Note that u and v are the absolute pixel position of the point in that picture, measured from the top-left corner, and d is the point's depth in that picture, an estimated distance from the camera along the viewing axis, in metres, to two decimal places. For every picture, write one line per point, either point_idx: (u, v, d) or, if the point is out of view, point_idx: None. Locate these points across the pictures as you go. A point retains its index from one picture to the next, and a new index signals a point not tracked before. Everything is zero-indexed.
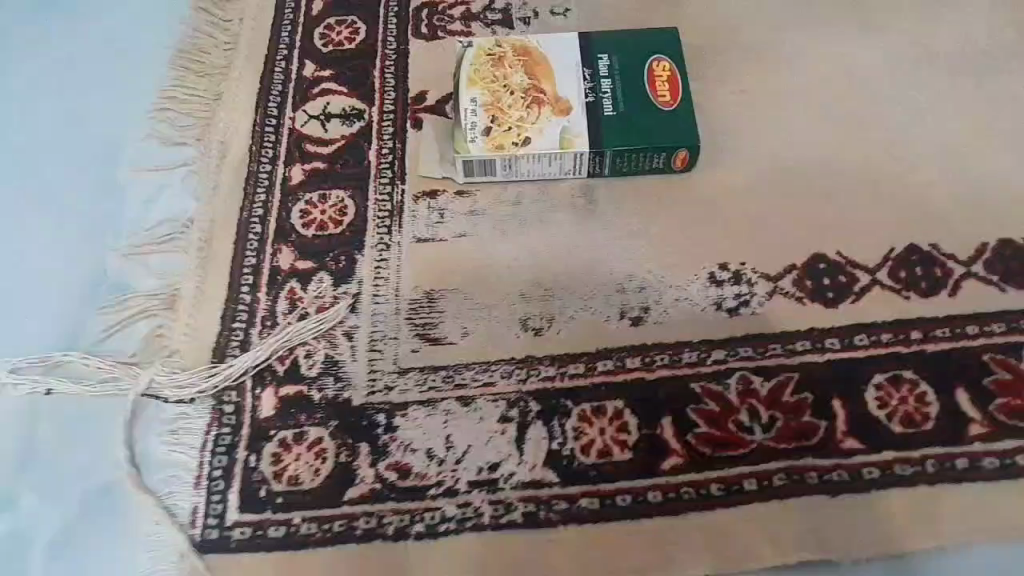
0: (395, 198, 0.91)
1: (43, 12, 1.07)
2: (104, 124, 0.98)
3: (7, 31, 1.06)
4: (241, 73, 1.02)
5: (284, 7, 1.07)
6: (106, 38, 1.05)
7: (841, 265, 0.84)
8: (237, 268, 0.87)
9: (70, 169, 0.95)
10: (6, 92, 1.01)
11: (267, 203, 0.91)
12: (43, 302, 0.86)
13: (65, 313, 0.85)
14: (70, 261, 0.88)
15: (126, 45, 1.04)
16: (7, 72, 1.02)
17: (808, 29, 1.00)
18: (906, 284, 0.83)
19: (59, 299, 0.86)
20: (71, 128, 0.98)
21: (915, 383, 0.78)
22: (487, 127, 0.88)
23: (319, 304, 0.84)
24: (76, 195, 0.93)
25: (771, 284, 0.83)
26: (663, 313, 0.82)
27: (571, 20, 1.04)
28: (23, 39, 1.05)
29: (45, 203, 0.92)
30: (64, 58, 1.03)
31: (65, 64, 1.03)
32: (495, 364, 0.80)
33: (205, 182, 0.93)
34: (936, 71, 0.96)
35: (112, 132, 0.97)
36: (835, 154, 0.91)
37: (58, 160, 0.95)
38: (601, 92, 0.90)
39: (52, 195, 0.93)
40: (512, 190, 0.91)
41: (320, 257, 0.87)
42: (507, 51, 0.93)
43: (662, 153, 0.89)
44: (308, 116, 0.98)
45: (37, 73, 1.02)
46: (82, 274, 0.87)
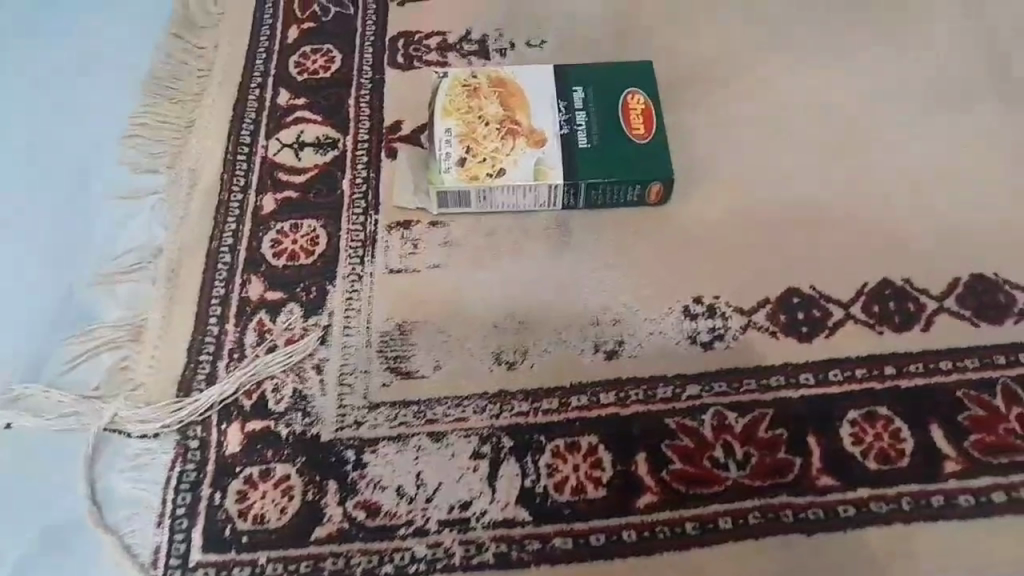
0: (368, 228, 0.90)
1: (43, 19, 1.07)
2: (84, 146, 0.96)
3: (10, 35, 1.06)
4: (214, 100, 1.00)
5: (259, 34, 1.06)
6: (93, 57, 1.04)
7: (816, 300, 0.84)
8: (205, 299, 0.85)
9: (55, 187, 0.93)
10: (9, 95, 1.01)
11: (237, 232, 0.90)
12: (44, 304, 0.85)
13: (60, 320, 0.84)
14: (66, 268, 0.88)
15: (107, 67, 1.03)
16: (10, 75, 1.02)
17: (783, 63, 1.01)
18: (879, 319, 0.83)
19: (59, 304, 0.85)
20: (72, 133, 0.97)
21: (889, 419, 0.77)
22: (462, 158, 0.87)
23: (289, 336, 0.82)
24: (74, 204, 0.92)
25: (745, 318, 0.83)
26: (638, 346, 0.81)
27: (547, 52, 1.04)
28: (27, 44, 1.05)
29: (40, 211, 0.92)
30: (68, 61, 1.03)
31: (68, 67, 1.03)
32: (468, 398, 0.78)
33: (175, 211, 0.92)
34: (909, 105, 0.97)
35: (87, 156, 0.96)
36: (809, 187, 0.91)
37: (61, 163, 0.95)
38: (576, 124, 0.90)
39: (53, 198, 0.93)
40: (487, 221, 0.90)
41: (291, 287, 0.86)
42: (482, 81, 0.93)
43: (636, 186, 0.88)
44: (281, 144, 0.97)
45: (42, 76, 1.02)
46: (69, 289, 0.86)
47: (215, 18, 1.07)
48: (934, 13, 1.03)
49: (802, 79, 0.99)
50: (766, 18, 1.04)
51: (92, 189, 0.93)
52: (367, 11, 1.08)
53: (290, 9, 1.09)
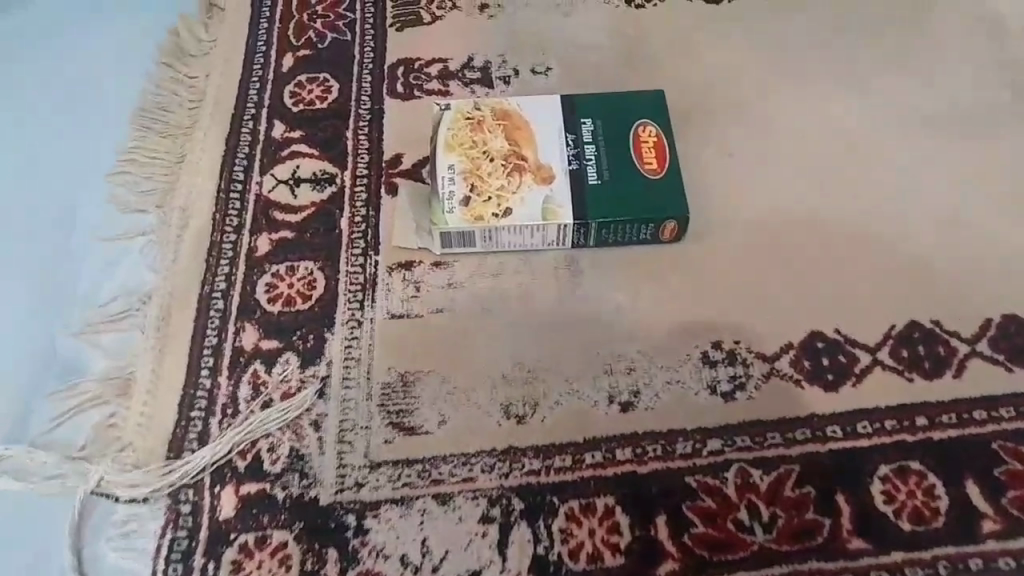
0: (369, 270, 0.85)
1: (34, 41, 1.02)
2: (71, 180, 0.92)
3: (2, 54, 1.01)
4: (206, 133, 0.96)
5: (253, 63, 1.02)
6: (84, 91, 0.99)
7: (840, 344, 0.80)
8: (197, 349, 0.81)
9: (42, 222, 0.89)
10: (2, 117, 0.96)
11: (230, 276, 0.86)
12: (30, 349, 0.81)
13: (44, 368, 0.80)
14: (50, 311, 0.83)
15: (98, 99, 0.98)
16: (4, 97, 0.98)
17: (800, 89, 0.96)
18: (908, 364, 0.79)
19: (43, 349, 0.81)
20: (59, 164, 0.93)
21: (922, 474, 0.73)
22: (466, 197, 0.83)
23: (284, 390, 0.78)
24: (56, 242, 0.87)
25: (767, 365, 0.79)
26: (655, 398, 0.77)
27: (552, 79, 1.00)
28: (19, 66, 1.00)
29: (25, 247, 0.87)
30: (60, 85, 0.99)
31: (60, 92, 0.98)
32: (475, 456, 0.74)
33: (166, 253, 0.87)
34: (932, 131, 0.92)
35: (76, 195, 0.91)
36: (831, 222, 0.87)
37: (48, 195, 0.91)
38: (585, 159, 0.86)
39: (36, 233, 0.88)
40: (493, 261, 0.86)
41: (287, 335, 0.82)
42: (486, 114, 0.88)
43: (649, 224, 0.84)
44: (275, 181, 0.92)
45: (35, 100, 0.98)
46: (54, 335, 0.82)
47: (206, 45, 1.03)
48: (955, 34, 0.99)
49: (820, 106, 0.95)
50: (780, 42, 1.00)
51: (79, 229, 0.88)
52: (365, 37, 1.04)
53: (285, 36, 1.05)
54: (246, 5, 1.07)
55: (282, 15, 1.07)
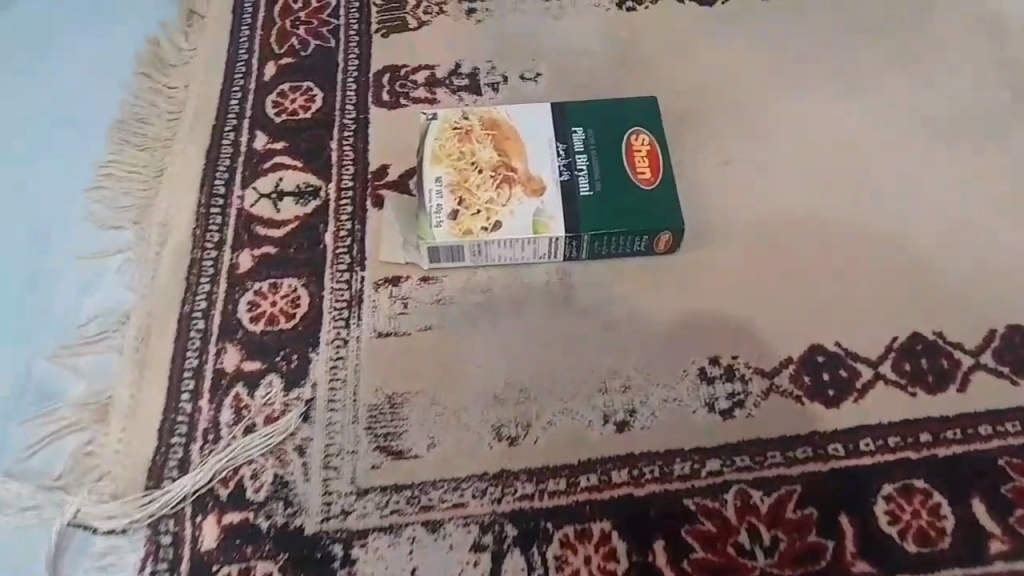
0: (355, 286, 0.83)
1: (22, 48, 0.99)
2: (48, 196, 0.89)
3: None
4: (186, 146, 0.93)
5: (234, 72, 0.99)
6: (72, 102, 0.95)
7: (841, 357, 0.77)
8: (177, 371, 0.79)
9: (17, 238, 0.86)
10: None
11: (211, 295, 0.83)
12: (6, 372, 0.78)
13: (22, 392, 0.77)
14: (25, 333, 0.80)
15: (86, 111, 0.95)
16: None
17: (796, 93, 0.94)
18: (911, 378, 0.76)
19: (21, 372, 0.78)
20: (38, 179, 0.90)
21: (927, 493, 0.71)
22: (453, 211, 0.80)
23: (268, 413, 0.76)
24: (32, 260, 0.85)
25: (766, 381, 0.76)
26: (651, 417, 0.75)
27: (542, 86, 0.97)
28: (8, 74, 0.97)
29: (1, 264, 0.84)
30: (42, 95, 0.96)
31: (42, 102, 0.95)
32: (466, 481, 0.72)
33: (145, 271, 0.85)
34: (932, 135, 0.90)
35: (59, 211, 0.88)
36: (830, 231, 0.85)
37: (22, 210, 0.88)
38: (577, 169, 0.83)
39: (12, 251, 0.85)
40: (483, 275, 0.83)
41: (270, 355, 0.79)
42: (474, 123, 0.86)
43: (643, 236, 0.82)
44: (258, 194, 0.90)
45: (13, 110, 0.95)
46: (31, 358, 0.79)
47: (186, 55, 1.00)
48: (953, 34, 0.97)
49: (817, 110, 0.93)
50: (775, 45, 0.98)
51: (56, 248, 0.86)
52: (350, 44, 1.01)
53: (267, 44, 1.02)
54: (227, 13, 1.04)
55: (264, 22, 1.04)
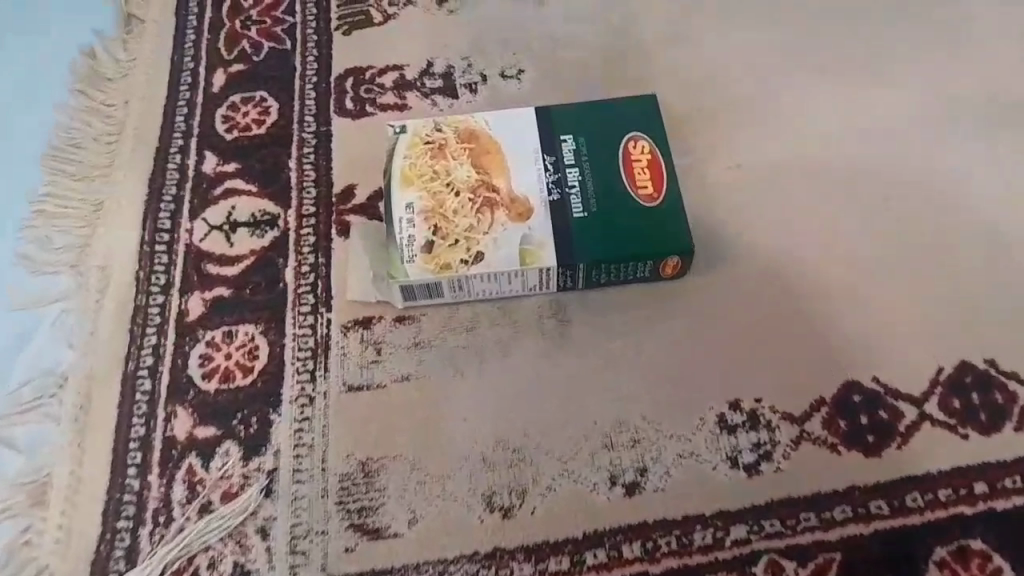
0: (320, 332, 0.73)
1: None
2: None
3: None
4: (126, 174, 0.82)
5: (178, 83, 0.88)
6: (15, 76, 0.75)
7: (881, 395, 0.68)
8: (121, 440, 0.69)
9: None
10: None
11: (158, 348, 0.73)
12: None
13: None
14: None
15: (26, 97, 0.77)
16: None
17: (811, 87, 0.84)
18: (961, 418, 0.67)
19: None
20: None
21: (986, 555, 0.62)
22: (428, 242, 0.70)
23: (225, 488, 0.67)
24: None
25: (796, 427, 0.67)
26: (664, 476, 0.66)
27: (525, 84, 0.86)
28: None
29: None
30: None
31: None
32: (454, 564, 0.63)
33: (84, 323, 0.74)
34: (968, 129, 0.81)
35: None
36: (859, 246, 0.75)
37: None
38: (567, 187, 0.73)
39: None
40: (465, 312, 0.73)
41: (227, 419, 0.70)
42: (448, 136, 0.75)
43: (648, 262, 0.71)
44: (208, 227, 0.79)
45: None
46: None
47: (124, 68, 0.89)
48: (984, 11, 0.87)
49: (835, 108, 0.83)
50: (784, 29, 0.87)
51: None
52: (307, 44, 0.90)
53: (215, 49, 0.91)
54: (171, 14, 0.93)
55: (211, 25, 0.92)
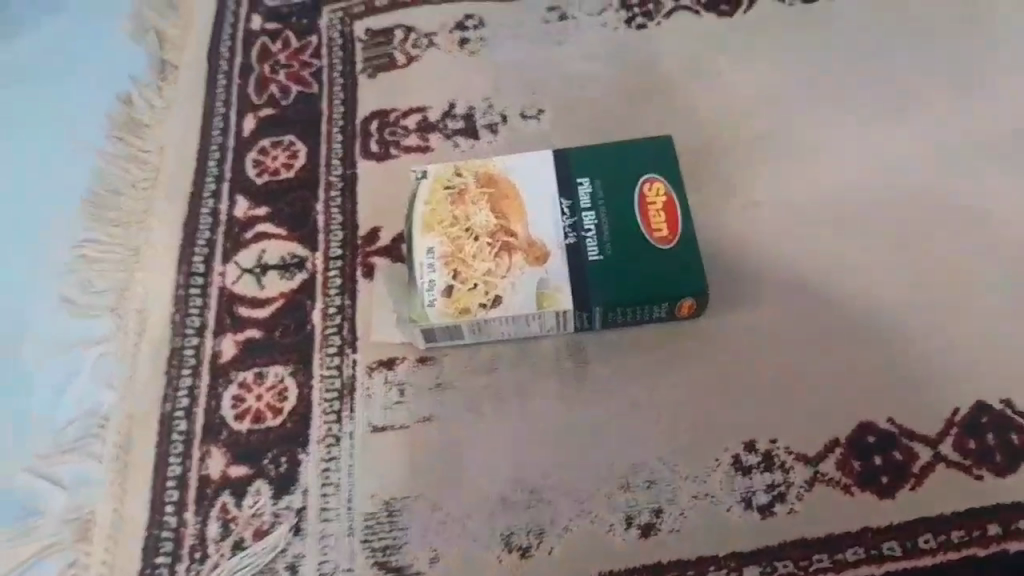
0: (346, 372, 0.76)
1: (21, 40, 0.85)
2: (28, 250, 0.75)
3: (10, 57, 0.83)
4: (164, 219, 0.86)
5: (211, 127, 0.92)
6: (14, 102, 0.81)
7: (895, 437, 0.70)
8: (158, 481, 0.73)
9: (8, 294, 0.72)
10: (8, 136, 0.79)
11: (193, 389, 0.77)
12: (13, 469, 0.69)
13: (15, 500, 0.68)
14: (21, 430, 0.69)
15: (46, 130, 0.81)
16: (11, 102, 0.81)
17: (827, 123, 0.85)
18: (976, 459, 0.69)
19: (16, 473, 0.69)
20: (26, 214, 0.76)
21: None
22: (448, 286, 0.72)
23: (256, 527, 0.70)
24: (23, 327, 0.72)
25: (810, 468, 0.69)
26: (679, 518, 0.68)
27: (545, 123, 0.89)
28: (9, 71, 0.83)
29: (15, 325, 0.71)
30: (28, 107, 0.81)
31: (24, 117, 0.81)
32: None
33: (123, 365, 0.77)
34: (988, 163, 0.81)
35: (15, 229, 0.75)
36: (877, 285, 0.76)
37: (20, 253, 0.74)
38: (584, 230, 0.74)
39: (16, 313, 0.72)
40: (485, 353, 0.75)
41: (257, 458, 0.73)
42: (468, 181, 0.77)
43: (663, 303, 0.73)
44: (240, 269, 0.83)
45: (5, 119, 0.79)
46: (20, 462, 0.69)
47: (159, 114, 0.92)
48: (1004, 43, 0.87)
49: (853, 145, 0.84)
50: (802, 65, 0.89)
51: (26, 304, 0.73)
52: (334, 88, 0.93)
53: (245, 94, 0.94)
54: (203, 59, 0.97)
55: (242, 69, 0.96)
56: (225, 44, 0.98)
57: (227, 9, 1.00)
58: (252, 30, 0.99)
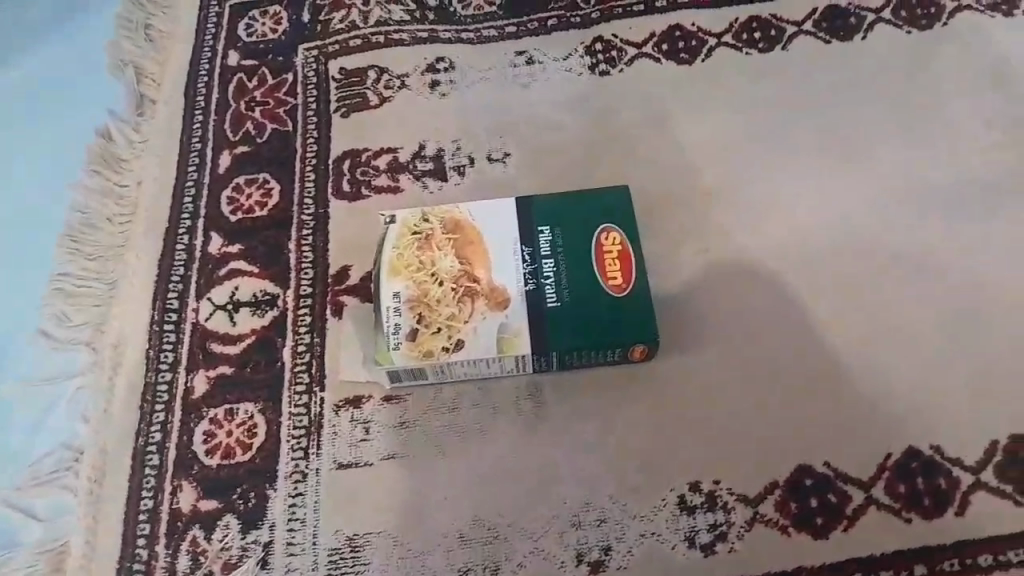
0: (314, 410, 0.79)
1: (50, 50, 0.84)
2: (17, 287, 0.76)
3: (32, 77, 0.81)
4: (140, 255, 0.89)
5: (187, 164, 0.95)
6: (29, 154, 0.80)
7: (831, 479, 0.75)
8: (131, 514, 0.76)
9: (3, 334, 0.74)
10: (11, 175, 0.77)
11: (166, 424, 0.80)
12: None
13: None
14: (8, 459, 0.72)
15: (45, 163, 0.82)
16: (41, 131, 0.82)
17: (780, 173, 0.89)
18: (905, 501, 0.74)
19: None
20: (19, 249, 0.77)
21: None
22: (413, 329, 0.75)
23: (225, 560, 0.73)
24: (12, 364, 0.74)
25: (750, 509, 0.74)
26: (627, 555, 0.72)
27: (511, 167, 0.92)
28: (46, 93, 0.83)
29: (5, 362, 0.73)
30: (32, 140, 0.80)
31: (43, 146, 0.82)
32: None
33: (98, 400, 0.80)
34: (929, 215, 0.86)
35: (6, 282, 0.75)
36: (820, 332, 0.81)
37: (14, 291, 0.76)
38: (543, 277, 0.78)
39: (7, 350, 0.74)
40: (448, 393, 0.79)
41: (227, 492, 0.76)
42: (434, 227, 0.80)
43: (617, 349, 0.77)
44: (213, 306, 0.86)
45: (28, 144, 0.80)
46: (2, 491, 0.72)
47: (139, 149, 0.95)
48: (947, 97, 0.92)
49: (802, 193, 0.88)
50: (757, 115, 0.93)
51: (14, 349, 0.74)
52: (308, 126, 0.96)
53: (221, 130, 0.97)
54: (182, 94, 0.99)
55: (218, 105, 0.99)
56: (202, 80, 1.00)
57: (205, 43, 1.03)
58: (229, 66, 1.01)
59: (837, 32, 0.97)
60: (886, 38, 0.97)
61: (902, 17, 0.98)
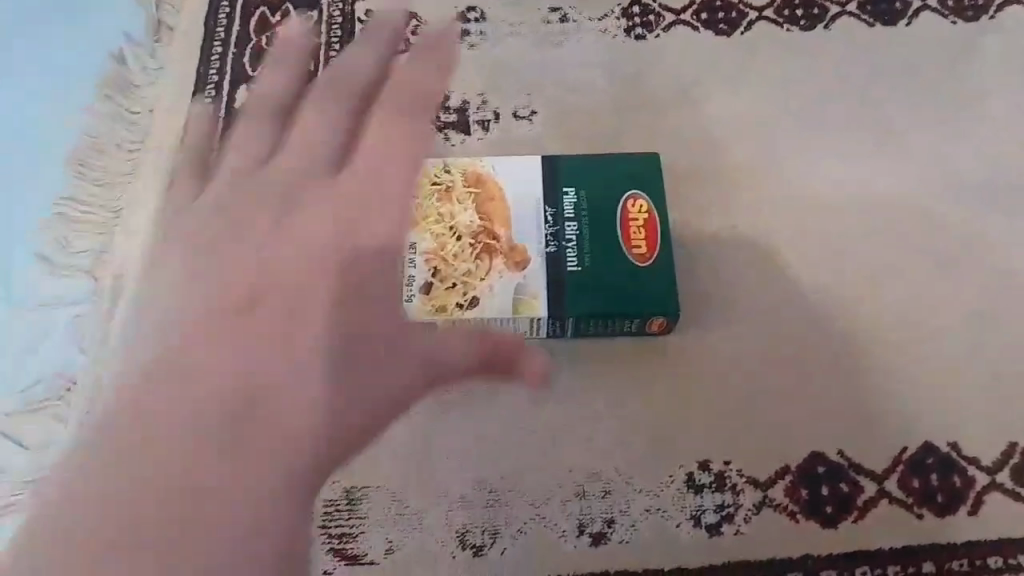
0: None
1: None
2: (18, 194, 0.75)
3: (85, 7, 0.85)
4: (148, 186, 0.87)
5: (202, 97, 0.92)
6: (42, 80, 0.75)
7: (843, 468, 0.73)
8: None
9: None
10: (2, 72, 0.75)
11: None
12: None
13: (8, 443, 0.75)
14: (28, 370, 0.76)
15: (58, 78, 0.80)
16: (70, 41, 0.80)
17: (813, 155, 0.87)
18: (918, 497, 0.72)
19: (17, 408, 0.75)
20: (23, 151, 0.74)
21: None
22: (427, 283, 0.73)
23: None
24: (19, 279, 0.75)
25: (759, 492, 0.72)
26: (631, 530, 0.71)
27: (536, 127, 0.90)
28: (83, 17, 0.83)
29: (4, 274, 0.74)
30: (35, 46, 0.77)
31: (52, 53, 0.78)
32: None
33: (97, 329, 0.79)
34: (963, 209, 0.84)
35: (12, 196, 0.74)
36: (844, 319, 0.79)
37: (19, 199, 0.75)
38: (564, 240, 0.75)
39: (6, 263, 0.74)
40: None
41: None
42: (455, 179, 0.78)
43: (636, 319, 0.75)
44: None
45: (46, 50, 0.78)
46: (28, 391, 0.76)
47: (152, 75, 0.92)
48: (989, 91, 0.90)
49: (834, 177, 0.85)
50: (794, 94, 0.90)
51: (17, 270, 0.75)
52: None
53: (240, 65, 0.94)
54: (201, 24, 0.96)
55: (238, 39, 0.95)
56: (222, 12, 0.96)
57: None
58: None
59: (881, 16, 0.94)
60: (930, 27, 0.93)
61: (948, 6, 0.94)
